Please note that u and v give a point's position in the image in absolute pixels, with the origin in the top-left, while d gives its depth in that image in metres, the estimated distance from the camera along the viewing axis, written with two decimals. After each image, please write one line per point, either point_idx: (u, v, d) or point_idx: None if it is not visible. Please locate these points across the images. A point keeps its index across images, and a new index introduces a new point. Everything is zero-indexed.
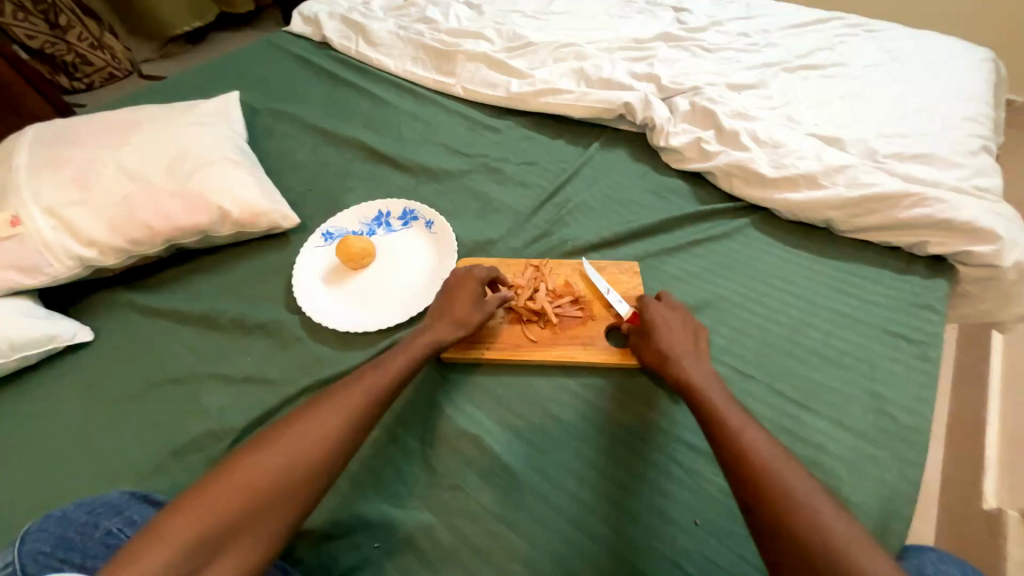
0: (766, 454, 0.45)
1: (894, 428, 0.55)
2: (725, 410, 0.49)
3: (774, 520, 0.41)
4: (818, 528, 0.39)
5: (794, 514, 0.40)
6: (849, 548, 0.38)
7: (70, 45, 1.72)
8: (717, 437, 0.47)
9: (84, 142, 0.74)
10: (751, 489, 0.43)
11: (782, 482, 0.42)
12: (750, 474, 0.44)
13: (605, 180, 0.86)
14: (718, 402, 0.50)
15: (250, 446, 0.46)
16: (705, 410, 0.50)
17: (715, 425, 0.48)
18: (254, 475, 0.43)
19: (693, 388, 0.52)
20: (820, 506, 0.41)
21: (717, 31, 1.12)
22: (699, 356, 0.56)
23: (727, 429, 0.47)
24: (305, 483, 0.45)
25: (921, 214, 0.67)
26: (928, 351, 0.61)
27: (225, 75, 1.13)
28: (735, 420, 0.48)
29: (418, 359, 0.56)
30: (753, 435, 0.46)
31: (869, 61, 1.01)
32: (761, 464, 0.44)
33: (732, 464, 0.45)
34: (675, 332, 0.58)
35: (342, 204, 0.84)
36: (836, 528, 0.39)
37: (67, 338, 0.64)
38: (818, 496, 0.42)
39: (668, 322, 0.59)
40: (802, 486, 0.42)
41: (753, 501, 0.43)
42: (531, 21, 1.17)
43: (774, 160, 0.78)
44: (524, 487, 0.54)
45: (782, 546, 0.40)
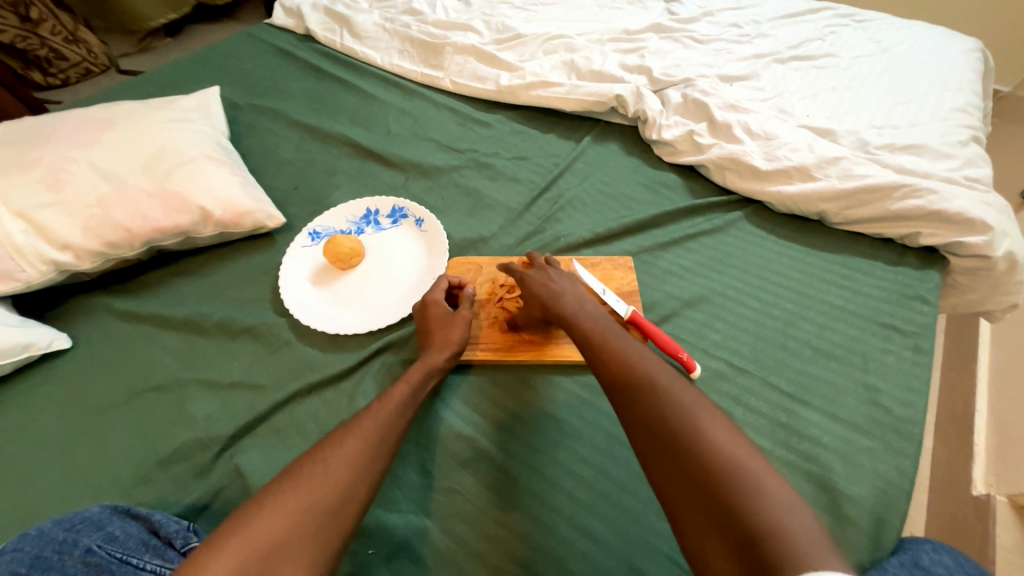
0: (684, 406, 0.43)
1: (888, 419, 0.55)
2: (639, 363, 0.48)
3: (684, 476, 0.39)
4: (733, 479, 0.37)
5: (710, 468, 0.38)
6: (765, 496, 0.36)
7: (42, 40, 1.65)
8: (629, 399, 0.46)
9: (55, 141, 0.70)
10: (663, 448, 0.41)
11: (695, 433, 0.41)
12: (660, 432, 0.42)
13: (598, 174, 0.85)
14: (634, 354, 0.49)
15: (272, 484, 0.41)
16: (615, 367, 0.49)
17: (628, 382, 0.47)
18: (282, 505, 0.39)
19: (597, 341, 0.52)
20: (735, 455, 0.39)
21: (708, 21, 1.11)
22: (584, 300, 0.58)
23: (641, 388, 0.46)
24: (338, 508, 0.40)
25: (913, 205, 0.67)
26: (921, 342, 0.61)
27: (205, 70, 1.09)
28: (651, 375, 0.46)
29: (417, 386, 0.53)
30: (669, 388, 0.45)
31: (859, 52, 1.01)
32: (673, 418, 0.42)
33: (641, 423, 0.44)
34: (554, 283, 0.61)
35: (329, 203, 0.82)
36: (755, 478, 0.37)
37: (43, 346, 0.62)
38: (737, 446, 0.40)
39: (544, 277, 0.62)
40: (719, 434, 0.41)
41: (664, 460, 0.41)
42: (520, 12, 1.15)
43: (767, 152, 0.77)
44: (519, 487, 0.53)
45: (690, 502, 0.38)
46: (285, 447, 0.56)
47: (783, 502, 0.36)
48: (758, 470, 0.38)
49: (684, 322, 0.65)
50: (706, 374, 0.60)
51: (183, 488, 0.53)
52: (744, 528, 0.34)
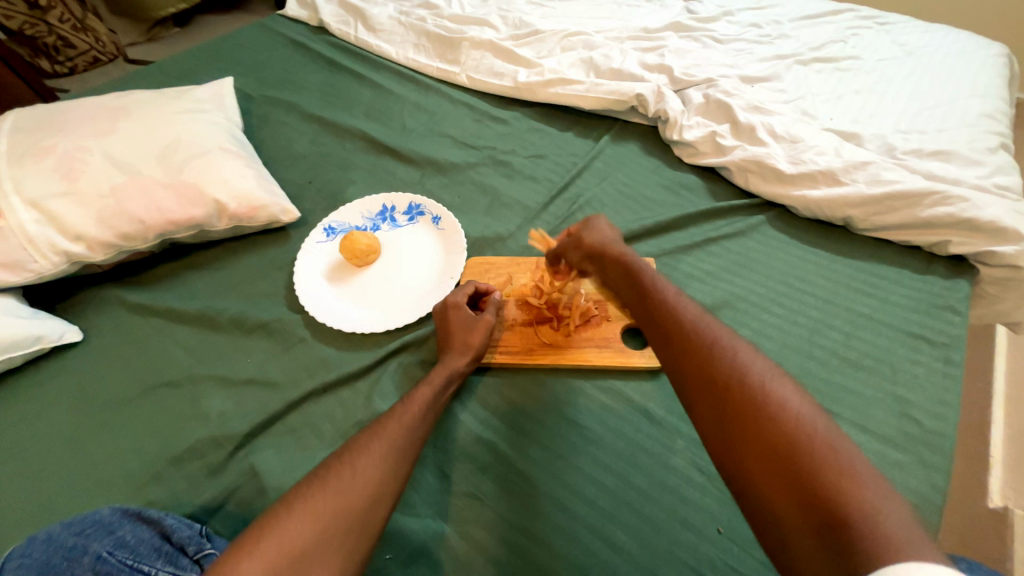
0: (755, 369, 0.40)
1: (918, 432, 0.54)
2: (702, 327, 0.45)
3: (754, 445, 0.36)
4: (814, 450, 0.34)
5: (785, 437, 0.35)
6: (845, 473, 0.33)
7: (51, 27, 1.65)
8: (693, 359, 0.43)
9: (68, 130, 0.69)
10: (731, 414, 0.38)
11: (768, 399, 0.38)
12: (730, 396, 0.39)
13: (617, 174, 0.84)
14: (695, 317, 0.47)
15: (301, 484, 0.40)
16: (676, 328, 0.46)
17: (690, 345, 0.44)
18: (313, 510, 0.38)
19: (656, 302, 0.50)
20: (814, 423, 0.36)
21: (728, 21, 1.09)
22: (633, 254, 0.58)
23: (706, 350, 0.43)
24: (366, 513, 0.39)
25: (943, 213, 0.66)
26: (952, 354, 0.59)
27: (217, 61, 1.08)
28: (715, 338, 0.44)
29: (440, 390, 0.52)
30: (737, 351, 0.42)
31: (883, 55, 0.99)
32: (743, 382, 0.39)
33: (705, 387, 0.41)
34: (605, 241, 0.60)
35: (344, 198, 0.81)
36: (836, 451, 0.34)
37: (54, 339, 0.61)
38: (815, 415, 0.37)
39: (596, 235, 0.62)
40: (793, 400, 0.37)
41: (733, 426, 0.38)
42: (537, 8, 1.13)
43: (792, 156, 0.76)
44: (541, 494, 0.52)
45: (762, 471, 0.35)
46: (301, 447, 0.54)
47: (871, 480, 0.32)
48: (839, 443, 0.35)
49: None
50: None
51: (197, 488, 0.52)
52: (827, 505, 0.32)
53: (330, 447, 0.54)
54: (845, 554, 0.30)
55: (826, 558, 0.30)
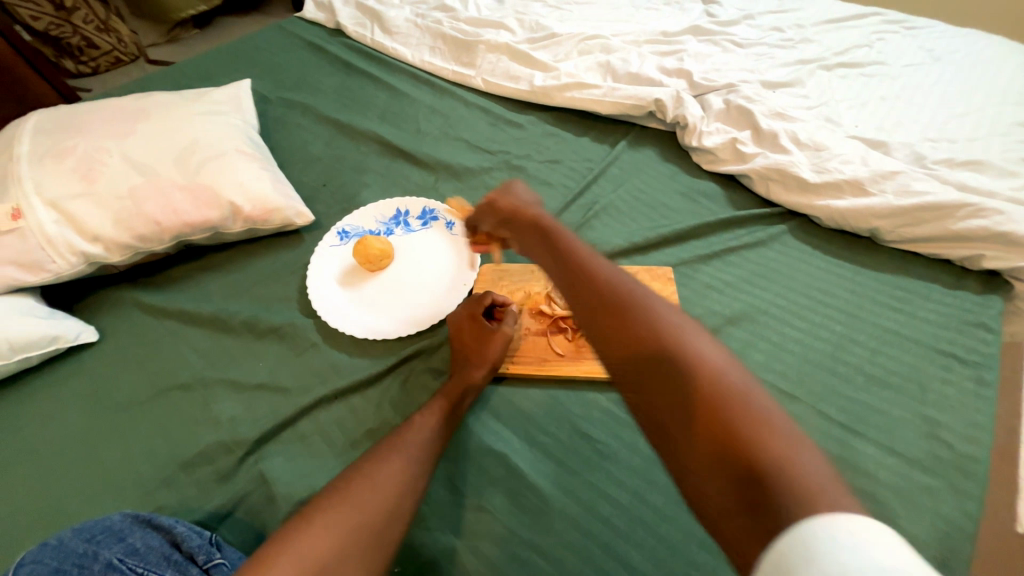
0: (675, 326, 0.38)
1: (950, 456, 0.51)
2: (622, 284, 0.42)
3: (679, 408, 0.34)
4: (734, 405, 0.33)
5: (705, 398, 0.34)
6: (765, 424, 0.32)
7: (75, 28, 1.68)
8: (613, 318, 0.40)
9: (88, 131, 0.70)
10: (653, 377, 0.36)
11: (689, 357, 0.36)
12: (651, 357, 0.37)
13: (634, 181, 0.82)
14: (611, 272, 0.44)
15: (322, 495, 0.40)
16: (594, 284, 0.43)
17: (609, 303, 0.41)
18: (336, 520, 0.38)
19: (571, 256, 0.46)
20: (733, 376, 0.35)
21: (749, 25, 1.07)
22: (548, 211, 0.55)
23: (626, 308, 0.40)
24: (386, 522, 0.40)
25: (977, 226, 0.63)
26: (985, 374, 0.57)
27: (235, 63, 1.08)
28: (637, 295, 0.41)
29: (455, 404, 0.52)
30: (658, 309, 0.40)
31: (910, 60, 0.96)
32: (664, 341, 0.37)
33: (625, 350, 0.38)
34: (522, 200, 0.56)
35: (357, 202, 0.80)
36: (754, 402, 0.33)
37: (70, 339, 0.61)
38: (733, 368, 0.36)
39: (514, 194, 0.58)
40: (713, 356, 0.36)
41: (655, 389, 0.36)
42: (553, 11, 1.12)
43: (815, 164, 0.74)
44: (552, 509, 0.50)
45: (687, 435, 0.33)
46: (310, 454, 0.54)
47: (789, 431, 0.32)
48: (759, 396, 0.34)
49: (726, 341, 0.62)
50: None
51: (207, 493, 0.52)
52: (748, 464, 0.31)
53: (340, 455, 0.54)
54: (767, 512, 0.29)
55: (750, 518, 0.29)
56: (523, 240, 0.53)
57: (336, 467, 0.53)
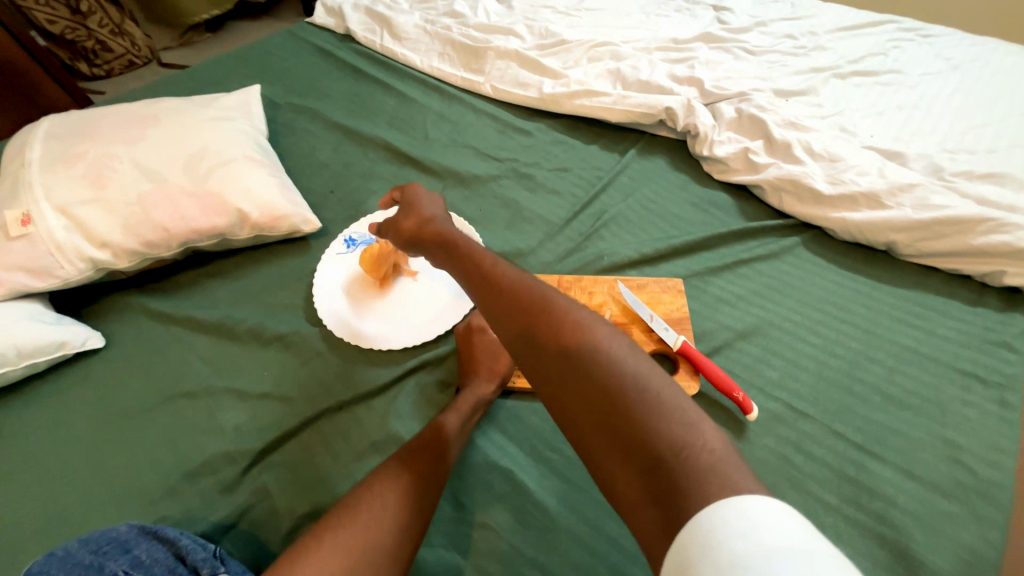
0: (575, 318, 0.37)
1: (971, 481, 0.50)
2: (522, 282, 0.41)
3: (584, 405, 0.34)
4: (633, 395, 0.33)
5: (607, 393, 0.33)
6: (665, 410, 0.32)
7: (90, 32, 1.70)
8: (516, 319, 0.39)
9: (99, 137, 0.70)
10: (560, 376, 0.36)
11: (588, 350, 0.35)
12: (557, 355, 0.36)
13: (644, 190, 0.81)
14: (509, 270, 0.43)
15: (331, 514, 0.42)
16: (498, 285, 0.42)
17: (511, 303, 0.40)
18: (342, 543, 0.39)
19: (474, 258, 0.46)
20: (630, 362, 0.35)
21: (761, 32, 1.05)
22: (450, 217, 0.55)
23: (528, 306, 0.39)
24: (392, 543, 0.40)
25: (998, 242, 0.62)
26: (1007, 396, 0.55)
27: (245, 68, 1.09)
28: (538, 291, 0.40)
29: (466, 417, 0.52)
30: (558, 303, 0.39)
31: (927, 69, 0.94)
32: (567, 337, 0.36)
33: (531, 351, 0.37)
34: (426, 206, 0.56)
35: (365, 209, 0.80)
36: (654, 390, 0.33)
37: (77, 345, 0.61)
38: (634, 354, 0.35)
39: (418, 200, 0.57)
40: (612, 345, 0.35)
41: (559, 384, 0.35)
42: (563, 17, 1.12)
43: (830, 176, 0.72)
44: (558, 528, 0.49)
45: (595, 432, 0.33)
46: (314, 466, 0.53)
47: (689, 414, 0.32)
48: (660, 381, 0.34)
49: (738, 356, 0.61)
50: (763, 416, 0.56)
51: (210, 504, 0.51)
52: (653, 456, 0.31)
53: (343, 468, 0.53)
54: (673, 504, 0.29)
55: (658, 510, 0.30)
56: (428, 240, 0.52)
57: (340, 480, 0.52)
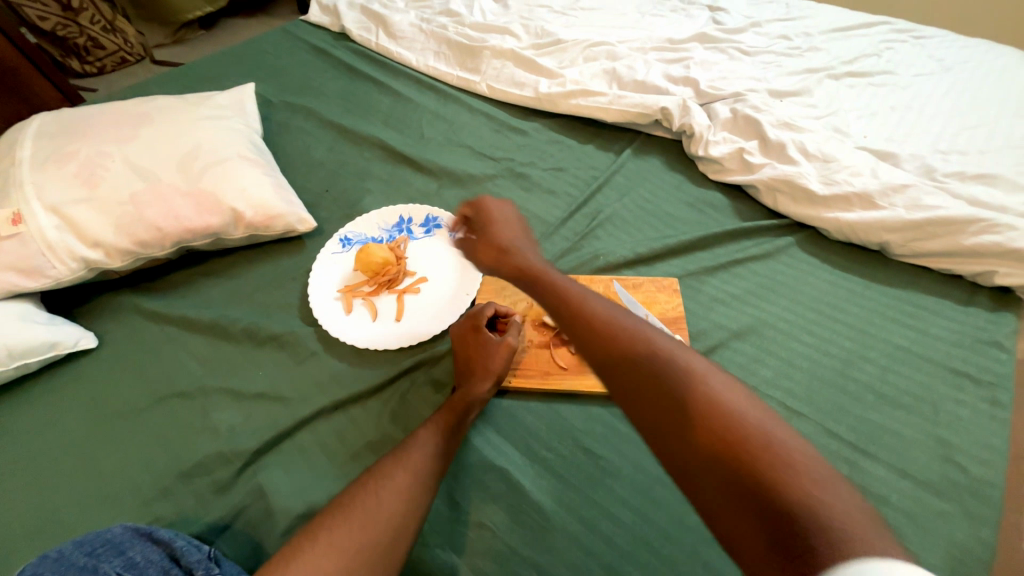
0: (684, 362, 0.41)
1: (962, 479, 0.50)
2: (623, 322, 0.45)
3: (696, 444, 0.36)
4: (751, 441, 0.34)
5: (726, 435, 0.35)
6: (786, 458, 0.33)
7: (82, 28, 1.69)
8: (620, 357, 0.43)
9: (91, 135, 0.69)
10: (669, 415, 0.38)
11: (700, 392, 0.38)
12: (665, 395, 0.39)
13: (639, 190, 0.81)
14: (609, 309, 0.46)
15: (326, 515, 0.41)
16: (596, 323, 0.45)
17: (613, 342, 0.43)
18: (338, 543, 0.39)
19: (568, 292, 0.49)
20: (746, 408, 0.37)
21: (756, 33, 1.06)
22: (536, 248, 0.58)
23: (632, 348, 0.43)
24: (388, 543, 0.40)
25: (990, 242, 0.62)
26: (999, 395, 0.55)
27: (240, 66, 1.08)
28: (640, 333, 0.44)
29: (462, 415, 0.51)
30: (664, 347, 0.42)
31: (919, 70, 0.95)
32: (674, 379, 0.39)
33: (636, 389, 0.40)
34: (509, 234, 0.59)
35: (360, 208, 0.80)
36: (772, 437, 0.35)
37: (70, 346, 0.61)
38: (746, 400, 0.38)
39: (503, 225, 0.60)
40: (725, 390, 0.38)
41: (673, 425, 0.38)
42: (559, 17, 1.12)
43: (824, 176, 0.73)
44: (555, 528, 0.49)
45: (707, 472, 0.35)
46: (310, 466, 0.53)
47: (810, 464, 0.33)
48: (780, 431, 0.35)
49: (732, 356, 0.61)
50: None
51: (204, 505, 0.51)
52: (774, 500, 0.31)
53: (339, 468, 0.53)
54: (801, 555, 0.29)
55: (781, 559, 0.29)
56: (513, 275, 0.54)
57: (336, 480, 0.52)
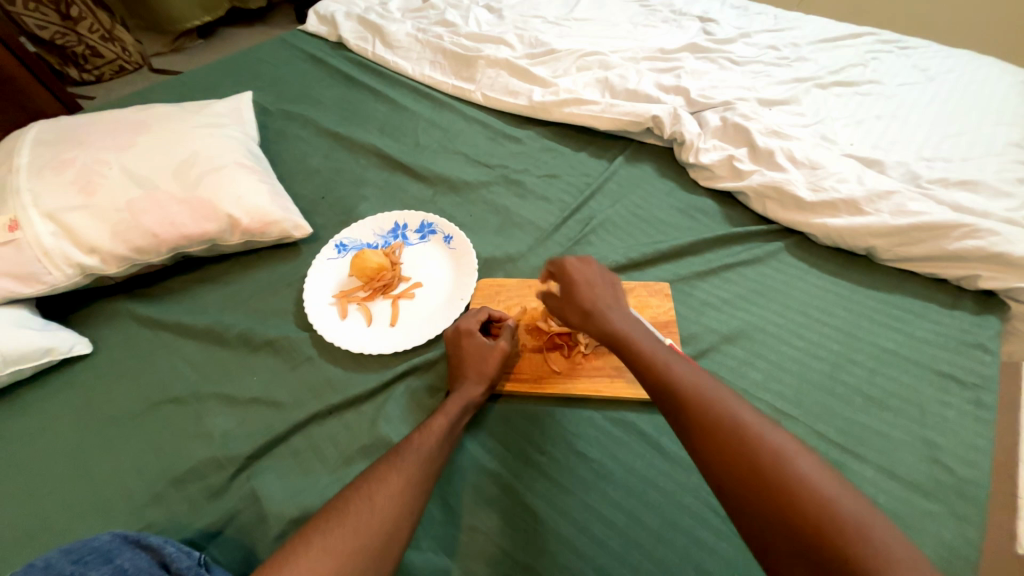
0: (777, 444, 0.39)
1: (948, 480, 0.51)
2: (711, 393, 0.43)
3: (790, 538, 0.35)
4: (848, 532, 0.33)
5: (819, 522, 0.34)
6: (889, 557, 0.32)
7: (80, 37, 1.70)
8: (706, 432, 0.41)
9: (88, 143, 0.70)
10: (760, 503, 0.37)
11: (797, 481, 0.36)
12: (756, 479, 0.37)
13: (631, 197, 0.83)
14: (694, 378, 0.45)
15: (319, 518, 0.42)
16: (682, 394, 0.44)
17: (700, 415, 0.42)
18: (332, 546, 0.39)
19: (652, 361, 0.47)
20: (846, 507, 0.35)
21: (745, 43, 1.08)
22: (622, 306, 0.55)
23: (720, 423, 0.41)
24: (381, 547, 0.40)
25: (973, 247, 0.64)
26: (983, 396, 0.56)
27: (237, 74, 1.09)
28: (729, 407, 0.42)
29: (456, 419, 0.52)
30: (756, 425, 0.40)
31: (905, 79, 0.97)
32: (768, 464, 0.38)
33: (723, 468, 0.39)
34: (595, 287, 0.56)
35: (356, 214, 0.80)
36: (874, 532, 0.33)
37: (64, 351, 0.61)
38: (846, 496, 0.36)
39: (588, 278, 0.57)
40: (822, 482, 0.36)
41: (758, 503, 0.37)
42: (553, 27, 1.14)
43: (812, 183, 0.74)
44: (547, 531, 0.50)
45: (797, 558, 0.34)
46: (303, 471, 0.53)
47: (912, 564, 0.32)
48: (880, 525, 0.34)
49: (723, 359, 0.62)
50: None
51: (196, 510, 0.51)
52: None
53: (333, 473, 0.53)
54: None
55: None
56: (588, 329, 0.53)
57: (329, 485, 0.52)
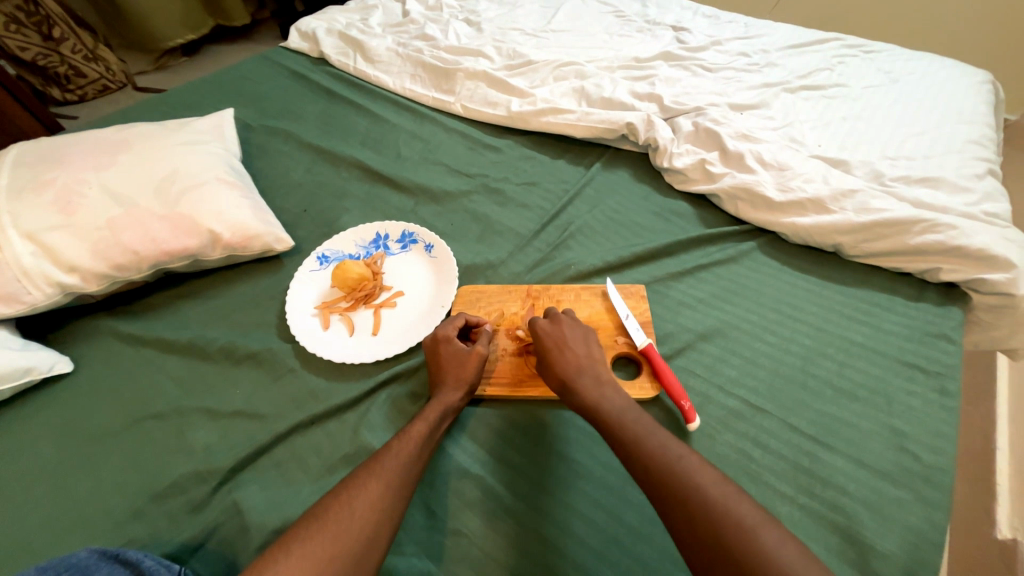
0: (739, 516, 0.39)
1: (915, 466, 0.53)
2: (679, 461, 0.44)
3: None
4: None
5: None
6: None
7: (63, 57, 1.70)
8: (675, 501, 0.42)
9: (68, 163, 0.71)
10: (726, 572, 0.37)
11: (756, 553, 0.37)
12: (723, 553, 0.38)
13: (609, 202, 0.85)
14: (665, 446, 0.46)
15: (300, 524, 0.42)
16: (652, 462, 0.45)
17: (670, 482, 0.43)
18: (310, 552, 0.40)
19: (625, 428, 0.49)
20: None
21: (717, 50, 1.11)
22: (598, 367, 0.55)
23: (690, 493, 0.42)
24: (359, 552, 0.41)
25: (933, 240, 0.66)
26: (947, 384, 0.58)
27: (220, 91, 1.11)
28: (692, 477, 0.43)
29: (435, 426, 0.52)
30: (719, 495, 0.41)
31: (869, 82, 1.01)
32: (732, 535, 0.38)
33: (694, 537, 0.40)
34: (568, 349, 0.57)
35: (338, 226, 0.81)
36: None
37: (44, 370, 0.61)
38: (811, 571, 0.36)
39: (559, 340, 0.58)
40: (787, 556, 0.37)
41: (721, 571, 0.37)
42: (531, 39, 1.17)
43: (780, 183, 0.76)
44: (531, 532, 0.50)
45: None
46: (286, 482, 0.54)
47: None
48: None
49: (698, 356, 0.64)
50: (722, 413, 0.58)
51: (179, 525, 0.51)
52: None
53: (315, 483, 0.54)
54: None
55: None
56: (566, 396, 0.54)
57: (312, 494, 0.53)
